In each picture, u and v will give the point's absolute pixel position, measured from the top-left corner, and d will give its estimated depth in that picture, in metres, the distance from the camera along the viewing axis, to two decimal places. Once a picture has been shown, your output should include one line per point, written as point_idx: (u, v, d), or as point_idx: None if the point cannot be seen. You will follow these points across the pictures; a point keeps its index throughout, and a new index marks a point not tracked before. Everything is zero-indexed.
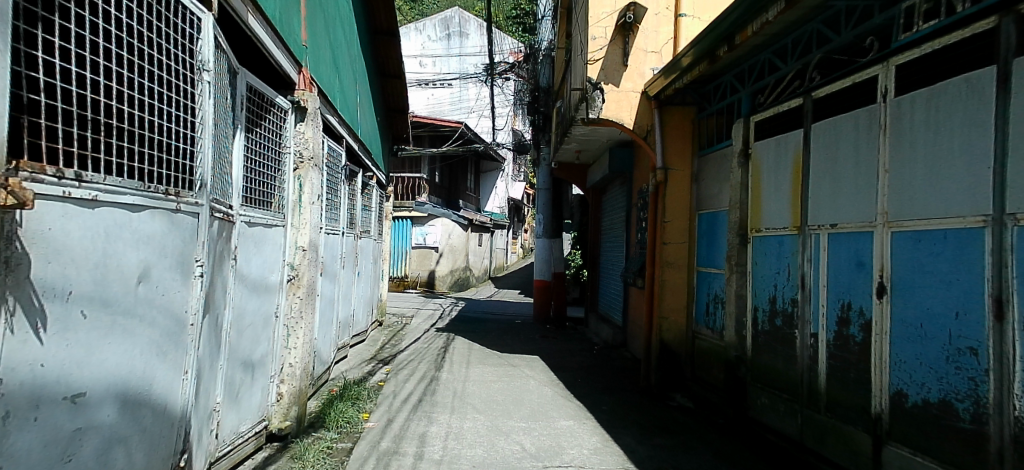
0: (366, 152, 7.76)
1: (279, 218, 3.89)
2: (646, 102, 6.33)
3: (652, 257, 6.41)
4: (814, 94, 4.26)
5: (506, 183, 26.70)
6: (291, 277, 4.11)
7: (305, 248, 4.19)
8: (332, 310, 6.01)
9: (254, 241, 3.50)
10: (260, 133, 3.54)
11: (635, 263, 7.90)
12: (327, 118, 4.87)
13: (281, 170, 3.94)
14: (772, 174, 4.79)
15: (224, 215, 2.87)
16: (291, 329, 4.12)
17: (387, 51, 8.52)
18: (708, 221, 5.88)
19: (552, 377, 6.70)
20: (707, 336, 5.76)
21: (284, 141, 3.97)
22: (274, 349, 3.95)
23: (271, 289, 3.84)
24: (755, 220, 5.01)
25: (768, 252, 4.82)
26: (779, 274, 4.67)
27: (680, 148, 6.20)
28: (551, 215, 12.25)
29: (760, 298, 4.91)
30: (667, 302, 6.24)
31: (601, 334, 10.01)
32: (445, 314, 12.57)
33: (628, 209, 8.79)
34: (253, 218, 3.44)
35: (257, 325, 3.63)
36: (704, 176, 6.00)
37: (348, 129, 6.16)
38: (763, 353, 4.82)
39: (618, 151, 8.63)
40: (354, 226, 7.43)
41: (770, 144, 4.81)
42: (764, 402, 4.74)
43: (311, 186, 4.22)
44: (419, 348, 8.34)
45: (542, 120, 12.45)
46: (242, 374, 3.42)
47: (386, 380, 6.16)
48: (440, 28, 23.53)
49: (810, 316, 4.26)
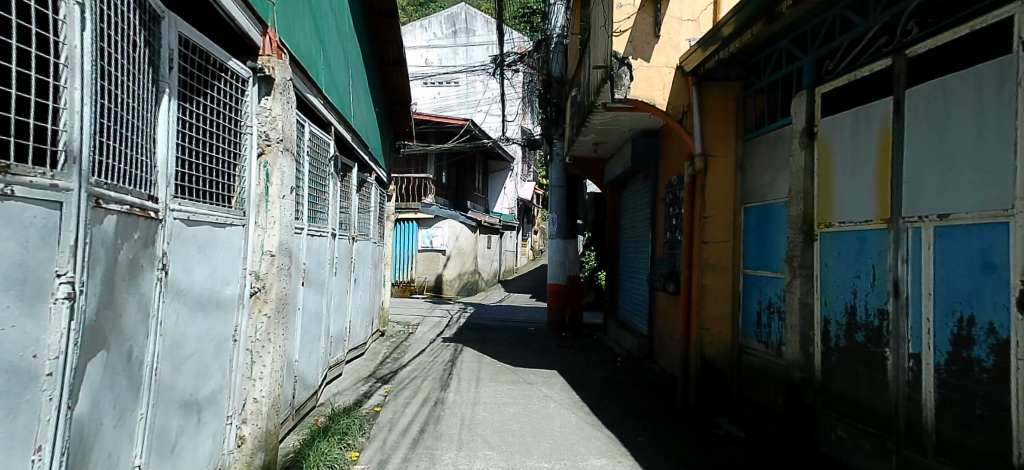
0: (360, 145, 6.91)
1: (238, 217, 3.08)
2: (682, 79, 5.49)
3: (689, 258, 5.57)
4: (908, 53, 3.39)
5: (515, 183, 25.82)
6: (255, 290, 3.27)
7: (274, 253, 3.37)
8: (321, 324, 5.22)
9: (199, 244, 2.70)
10: (205, 106, 2.73)
11: (664, 266, 7.05)
12: (306, 96, 4.06)
13: (240, 155, 3.13)
14: (847, 156, 3.93)
15: (134, 209, 2.04)
16: (255, 356, 3.26)
17: (386, 35, 7.73)
18: (758, 215, 5.03)
19: (575, 397, 5.85)
20: (760, 352, 4.89)
21: (244, 118, 3.14)
22: (231, 382, 3.11)
23: (228, 306, 3.02)
24: (824, 213, 4.14)
25: (843, 250, 3.95)
26: (859, 278, 3.80)
27: (721, 130, 5.32)
28: (565, 215, 11.40)
29: (833, 309, 4.05)
30: (708, 312, 5.37)
31: (622, 343, 9.15)
32: (453, 322, 11.77)
33: (654, 206, 7.91)
34: (194, 214, 2.63)
35: (204, 354, 2.80)
36: (752, 163, 5.13)
37: (336, 117, 5.34)
38: (840, 375, 3.95)
39: (642, 140, 7.78)
40: (350, 228, 6.67)
41: (845, 119, 3.94)
42: (844, 436, 3.86)
43: (281, 176, 3.40)
44: (424, 363, 7.53)
45: (555, 112, 11.61)
46: (181, 420, 2.59)
47: (383, 405, 5.34)
48: (446, 24, 22.73)
49: (908, 332, 3.37)
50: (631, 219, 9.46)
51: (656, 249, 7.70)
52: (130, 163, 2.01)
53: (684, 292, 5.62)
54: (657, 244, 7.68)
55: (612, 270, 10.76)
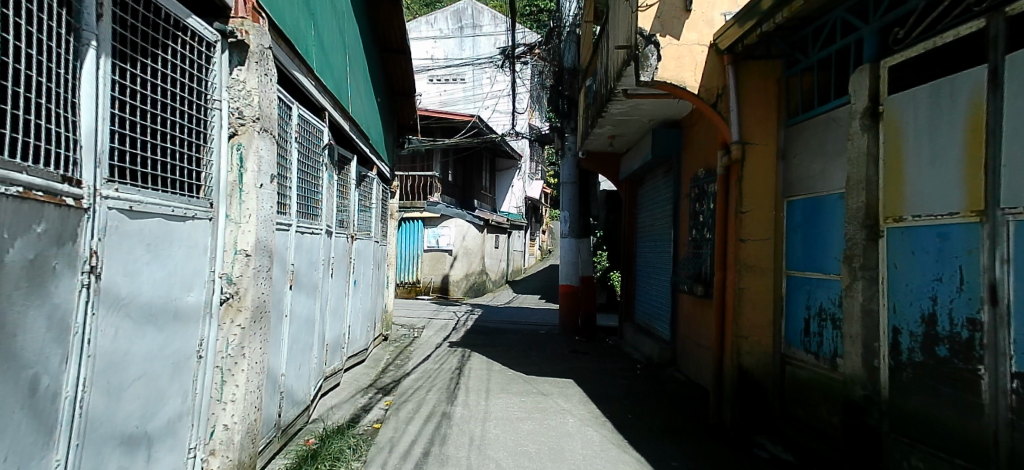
0: (360, 136, 6.38)
1: (202, 208, 2.51)
2: (716, 58, 4.92)
3: (724, 257, 4.99)
4: (1008, 11, 2.82)
5: (524, 181, 25.23)
6: (227, 296, 2.71)
7: (250, 252, 2.79)
8: (315, 332, 4.70)
9: (149, 242, 2.13)
10: (151, 67, 2.16)
11: (691, 266, 6.48)
12: (291, 72, 3.52)
13: (207, 135, 2.57)
14: (925, 137, 3.35)
15: (27, 192, 1.49)
16: (226, 373, 2.72)
17: (389, 20, 7.21)
18: (806, 210, 4.46)
19: (595, 411, 5.29)
20: (808, 363, 4.34)
21: (210, 92, 2.57)
22: (196, 405, 2.54)
23: (190, 316, 2.45)
24: (893, 206, 3.57)
25: (918, 249, 3.38)
26: (941, 281, 3.24)
27: (761, 115, 4.74)
28: (578, 212, 10.83)
29: (904, 317, 3.48)
30: (746, 319, 4.78)
31: (640, 348, 8.58)
32: (461, 325, 11.25)
33: (676, 202, 7.33)
34: (141, 204, 2.07)
35: (157, 377, 2.21)
36: (798, 151, 4.57)
37: (331, 101, 4.80)
38: (913, 394, 3.39)
39: (664, 130, 7.21)
40: (348, 226, 6.14)
41: (922, 95, 3.36)
42: (920, 467, 3.30)
43: (257, 159, 2.83)
44: (430, 370, 7.01)
45: (567, 106, 11.04)
46: (122, 464, 2.01)
47: (383, 421, 4.83)
48: (452, 19, 22.19)
49: (1010, 347, 2.79)
50: (649, 216, 8.88)
51: (679, 249, 7.13)
52: (8, 128, 1.45)
53: (717, 296, 5.06)
54: (681, 243, 7.11)
55: (628, 271, 10.18)
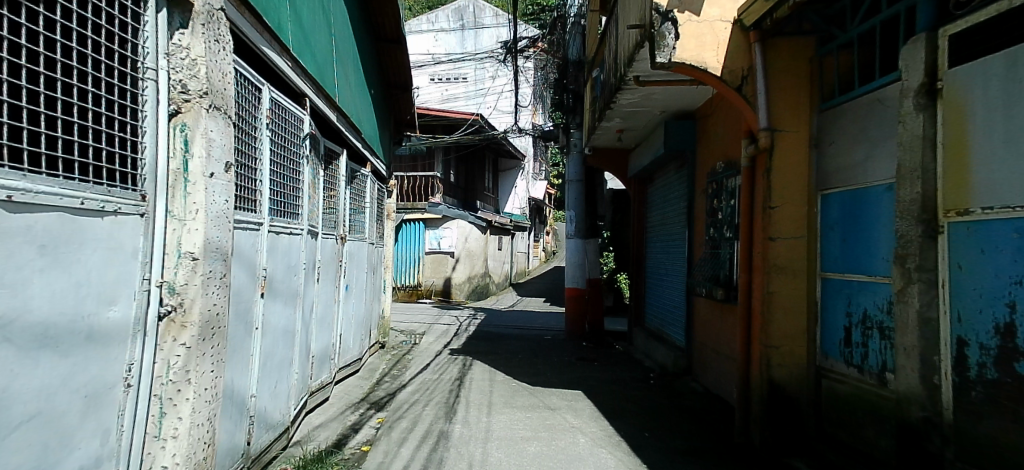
0: (351, 129, 5.92)
1: (131, 201, 2.02)
2: (740, 36, 4.44)
3: (751, 258, 4.47)
4: None
5: (527, 181, 24.76)
6: (167, 309, 2.22)
7: (198, 256, 2.30)
8: (296, 343, 4.22)
9: (43, 243, 1.64)
10: (44, 16, 1.65)
11: (709, 268, 5.98)
12: (259, 46, 3.07)
13: (136, 111, 2.06)
14: (1000, 115, 2.86)
15: None
16: (166, 402, 2.23)
17: (383, 7, 6.75)
18: (846, 203, 3.97)
19: (607, 429, 4.80)
20: (852, 378, 3.84)
21: (140, 58, 2.05)
22: (123, 448, 2.04)
23: (113, 334, 1.94)
24: (956, 196, 3.06)
25: (990, 245, 2.90)
26: (1020, 285, 2.78)
27: (791, 97, 4.27)
28: (585, 212, 10.35)
29: (972, 327, 2.98)
30: (778, 328, 4.25)
31: (652, 355, 8.08)
32: (463, 330, 10.76)
33: (691, 198, 6.83)
34: (27, 193, 1.58)
35: (59, 415, 1.72)
36: (837, 138, 4.09)
37: (313, 88, 4.34)
38: (987, 417, 2.89)
39: (676, 123, 6.74)
40: (337, 227, 5.66)
41: (996, 65, 2.87)
42: None
43: (205, 142, 2.34)
44: (428, 381, 6.53)
45: (573, 100, 10.54)
46: None
47: (372, 443, 4.35)
48: (455, 17, 21.73)
49: None
50: (660, 214, 8.37)
51: (695, 249, 6.63)
52: None
53: (741, 301, 4.54)
54: (697, 244, 6.58)
55: (637, 273, 9.67)
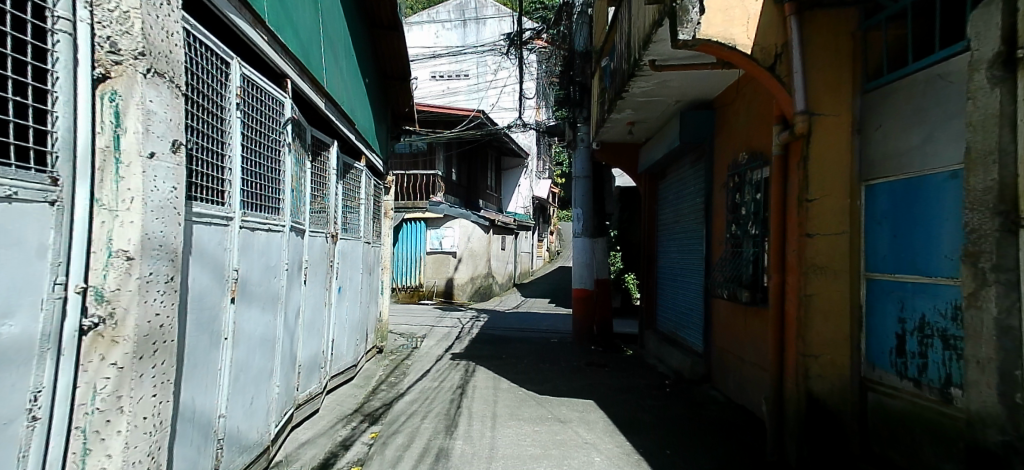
0: (342, 119, 5.48)
1: (32, 183, 1.57)
2: (773, 11, 3.99)
3: (787, 257, 4.00)
4: None
5: (530, 180, 24.31)
6: (95, 321, 1.76)
7: (133, 256, 1.83)
8: (278, 352, 3.78)
9: None
10: None
11: (731, 268, 5.53)
12: (223, 11, 2.63)
13: (42, 72, 1.64)
14: None
15: None
16: (91, 437, 1.76)
17: None
18: (898, 195, 3.50)
19: (624, 446, 4.35)
20: (908, 393, 3.38)
21: (49, 4, 1.62)
22: None
23: (9, 355, 1.50)
24: None
25: None
26: None
27: (832, 77, 3.81)
28: (593, 209, 9.86)
29: None
30: (817, 335, 3.77)
31: (665, 360, 7.61)
32: (466, 333, 10.32)
33: (709, 194, 6.36)
34: None
35: None
36: (885, 122, 3.63)
37: (296, 69, 3.90)
38: None
39: (692, 112, 6.28)
40: (328, 224, 5.21)
41: None
42: None
43: (145, 115, 1.87)
44: (427, 390, 6.09)
45: (579, 93, 10.07)
46: None
47: (363, 463, 3.89)
48: (456, 12, 21.32)
49: None
50: (674, 211, 7.91)
51: (714, 248, 6.16)
52: None
53: (773, 304, 4.11)
54: (716, 242, 6.12)
55: (647, 273, 9.20)
